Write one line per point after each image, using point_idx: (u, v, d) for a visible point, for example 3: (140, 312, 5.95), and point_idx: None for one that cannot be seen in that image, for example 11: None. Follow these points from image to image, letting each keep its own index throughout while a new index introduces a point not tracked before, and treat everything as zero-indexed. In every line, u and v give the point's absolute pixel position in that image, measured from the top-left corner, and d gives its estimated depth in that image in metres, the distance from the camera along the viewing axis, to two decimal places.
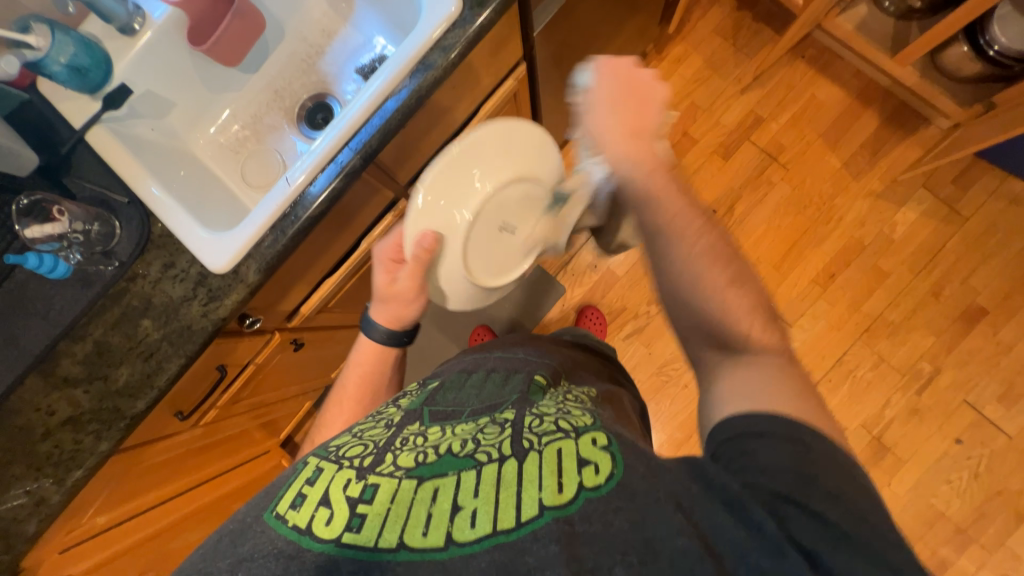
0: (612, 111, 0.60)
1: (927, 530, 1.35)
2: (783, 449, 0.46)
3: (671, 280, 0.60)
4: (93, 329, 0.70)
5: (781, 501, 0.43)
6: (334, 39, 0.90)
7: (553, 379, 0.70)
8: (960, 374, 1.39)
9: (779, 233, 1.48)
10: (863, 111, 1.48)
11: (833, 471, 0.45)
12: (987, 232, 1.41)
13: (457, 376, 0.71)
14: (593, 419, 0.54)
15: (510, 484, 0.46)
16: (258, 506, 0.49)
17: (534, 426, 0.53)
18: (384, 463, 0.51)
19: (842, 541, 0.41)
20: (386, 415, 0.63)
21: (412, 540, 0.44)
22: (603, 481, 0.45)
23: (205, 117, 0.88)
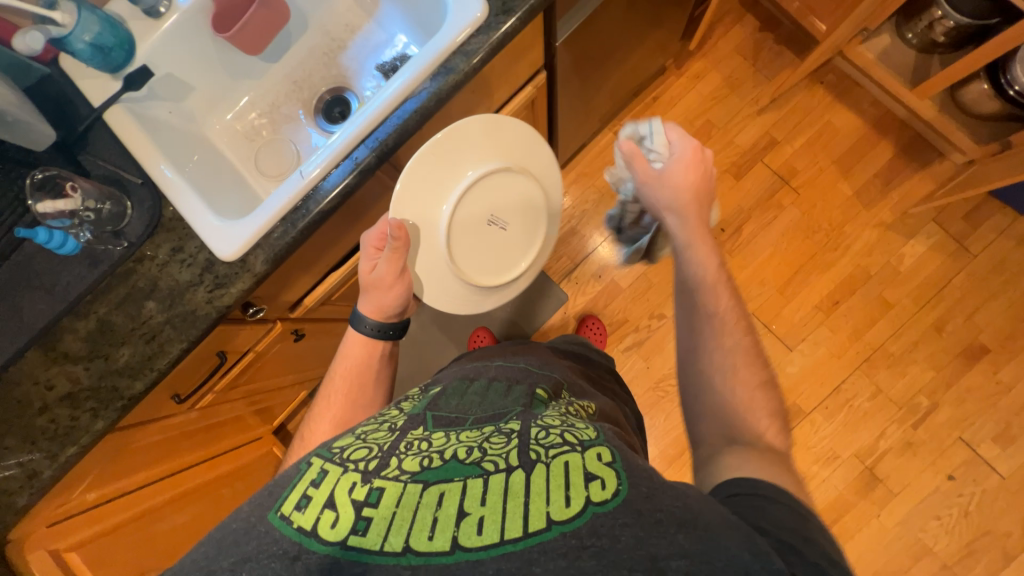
0: (682, 190, 0.73)
1: (913, 564, 1.34)
2: (785, 508, 0.48)
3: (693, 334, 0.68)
4: (98, 307, 0.71)
5: (786, 548, 0.44)
6: (356, 34, 0.90)
7: (554, 393, 0.70)
8: (957, 411, 1.39)
9: (786, 256, 1.48)
10: (879, 140, 1.48)
11: (824, 537, 0.46)
12: (994, 270, 1.41)
13: (460, 383, 0.71)
14: (597, 433, 0.55)
15: (517, 493, 0.46)
16: (262, 505, 0.48)
17: (541, 438, 0.53)
18: (389, 467, 0.51)
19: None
20: (389, 418, 0.62)
21: (417, 543, 0.43)
22: (609, 497, 0.45)
23: (223, 103, 0.88)
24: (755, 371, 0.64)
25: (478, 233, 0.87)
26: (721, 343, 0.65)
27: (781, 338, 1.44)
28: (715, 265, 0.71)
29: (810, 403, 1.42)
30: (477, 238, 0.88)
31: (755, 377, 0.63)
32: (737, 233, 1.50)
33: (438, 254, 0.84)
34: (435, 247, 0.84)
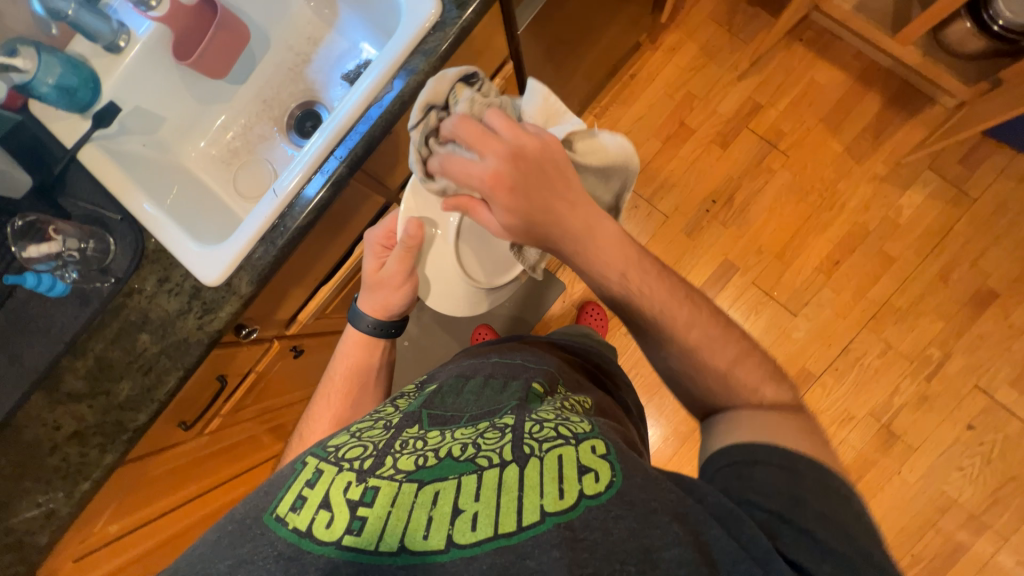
0: (528, 194, 0.59)
1: (940, 517, 1.33)
2: (778, 475, 0.48)
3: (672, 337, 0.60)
4: (94, 344, 0.72)
5: (774, 521, 0.45)
6: (319, 46, 0.90)
7: (550, 387, 0.70)
8: (970, 359, 1.36)
9: (781, 221, 1.45)
10: (865, 93, 1.45)
11: (821, 495, 0.46)
12: (996, 212, 1.38)
13: (456, 381, 0.71)
14: (592, 427, 0.54)
15: (511, 488, 0.46)
16: (257, 507, 0.49)
17: (534, 431, 0.53)
18: (384, 466, 0.51)
19: (830, 559, 0.42)
20: (384, 416, 0.63)
21: (413, 542, 0.44)
22: (603, 489, 0.46)
23: (196, 130, 0.89)
24: (694, 332, 0.59)
25: (481, 237, 0.89)
26: (654, 319, 0.60)
27: (783, 304, 1.43)
28: (612, 248, 0.61)
29: (820, 366, 1.40)
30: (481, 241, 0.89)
31: (703, 333, 0.59)
32: (729, 203, 1.48)
33: (447, 256, 0.85)
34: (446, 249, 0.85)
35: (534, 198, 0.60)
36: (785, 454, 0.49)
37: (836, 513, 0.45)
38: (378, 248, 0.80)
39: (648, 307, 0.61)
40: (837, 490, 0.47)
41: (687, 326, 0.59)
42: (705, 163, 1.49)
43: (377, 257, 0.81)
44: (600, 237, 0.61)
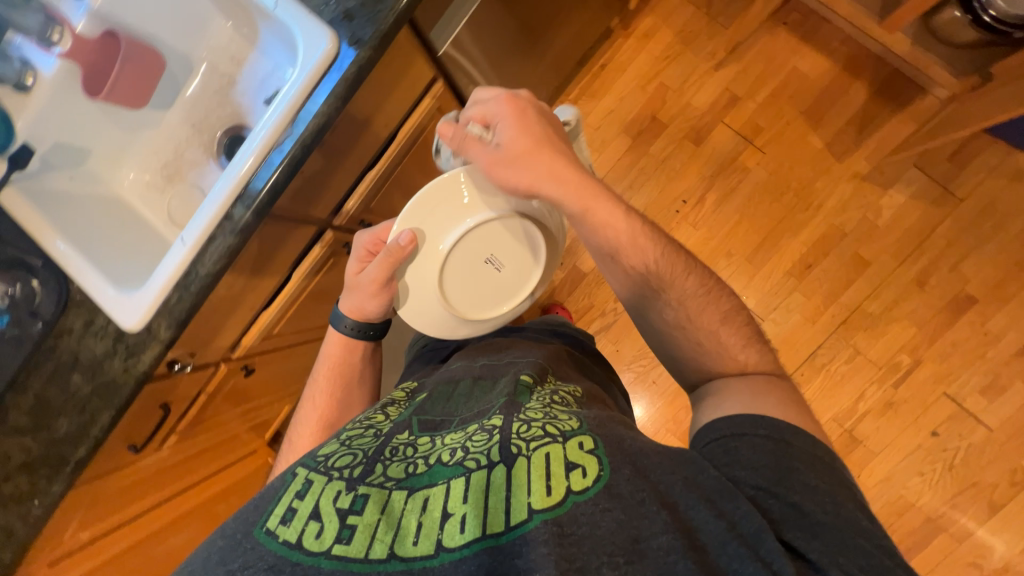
0: (535, 135, 0.65)
1: (896, 520, 1.35)
2: (766, 447, 0.52)
3: (661, 292, 0.68)
4: (33, 382, 0.75)
5: (762, 494, 0.49)
6: (243, 67, 0.86)
7: (539, 377, 0.71)
8: (941, 367, 1.33)
9: (753, 222, 1.40)
10: (852, 83, 1.35)
11: (810, 465, 0.51)
12: (983, 213, 1.30)
13: (445, 388, 0.73)
14: (580, 423, 0.55)
15: (499, 488, 0.49)
16: (247, 522, 0.51)
17: (522, 432, 0.54)
18: (374, 473, 0.54)
19: (815, 529, 0.46)
20: (374, 423, 0.65)
21: (406, 549, 0.47)
22: (590, 484, 0.48)
23: (126, 158, 0.88)
24: (692, 279, 0.68)
25: (470, 270, 0.79)
26: (655, 270, 0.67)
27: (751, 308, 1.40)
28: (613, 208, 0.67)
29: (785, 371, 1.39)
30: (468, 275, 0.79)
31: (698, 282, 0.68)
32: (701, 204, 1.42)
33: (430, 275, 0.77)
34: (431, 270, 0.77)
35: (542, 135, 0.65)
36: (769, 425, 0.54)
37: (822, 480, 0.50)
38: (365, 252, 0.78)
39: (647, 253, 0.67)
40: (820, 457, 0.52)
41: (685, 275, 0.68)
42: (676, 162, 1.43)
43: (362, 260, 0.79)
44: (602, 192, 0.67)
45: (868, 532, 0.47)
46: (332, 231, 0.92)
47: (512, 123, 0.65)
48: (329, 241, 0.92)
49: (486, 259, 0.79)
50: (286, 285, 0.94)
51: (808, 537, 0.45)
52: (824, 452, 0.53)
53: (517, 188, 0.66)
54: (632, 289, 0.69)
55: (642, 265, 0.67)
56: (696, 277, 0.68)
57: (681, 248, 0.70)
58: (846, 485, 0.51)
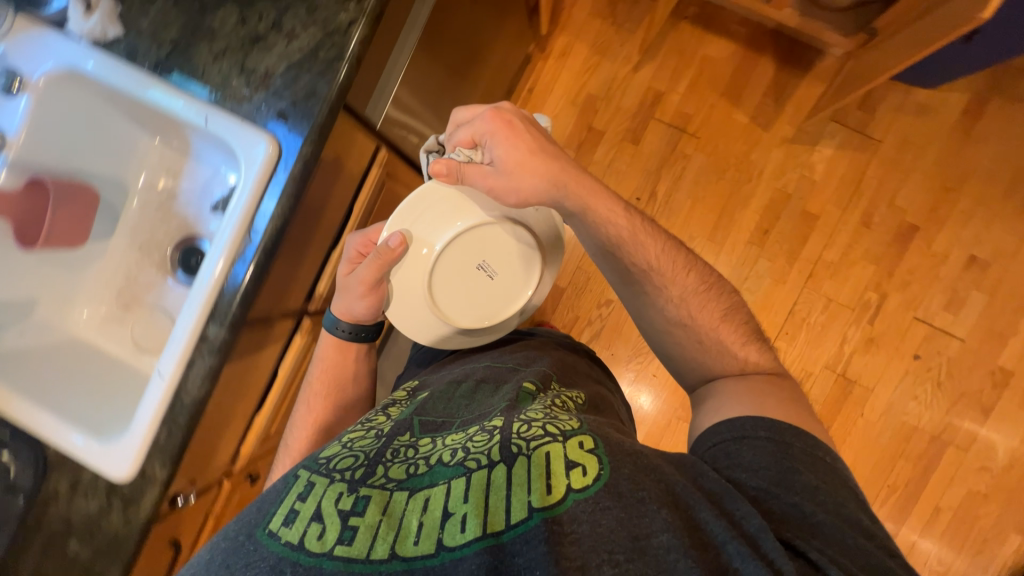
0: (526, 143, 0.68)
1: (906, 445, 1.42)
2: (764, 449, 0.56)
3: (663, 287, 0.71)
4: (25, 562, 0.69)
5: (764, 495, 0.53)
6: (181, 178, 0.84)
7: (542, 385, 0.72)
8: (906, 295, 1.42)
9: (706, 203, 1.47)
10: (758, 58, 1.45)
11: (808, 466, 0.55)
12: (901, 148, 1.41)
13: (447, 390, 0.73)
14: (579, 424, 0.57)
15: (500, 487, 0.50)
16: (249, 523, 0.51)
17: (522, 431, 0.56)
18: (375, 475, 0.54)
19: (817, 530, 0.50)
20: (376, 424, 0.65)
21: (407, 549, 0.48)
22: (591, 482, 0.49)
23: (76, 297, 0.84)
24: (692, 277, 0.72)
25: (458, 271, 0.82)
26: (654, 266, 0.70)
27: None
28: (613, 211, 0.71)
29: (771, 334, 1.45)
30: (455, 279, 0.82)
31: (698, 278, 0.72)
32: (654, 197, 1.48)
33: (421, 273, 0.80)
34: (423, 268, 0.79)
35: (532, 144, 0.69)
36: (769, 427, 0.58)
37: (821, 480, 0.54)
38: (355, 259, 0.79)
39: (648, 249, 0.71)
40: (819, 457, 0.57)
41: (685, 272, 0.71)
42: (621, 164, 1.49)
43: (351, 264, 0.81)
44: (600, 195, 0.71)
45: (867, 530, 0.51)
46: (309, 318, 0.90)
47: (501, 136, 0.68)
48: (308, 328, 0.90)
49: (476, 263, 0.82)
50: (273, 383, 0.90)
51: (810, 536, 0.50)
52: (823, 454, 0.57)
53: (517, 194, 0.70)
54: (633, 287, 0.73)
55: (643, 262, 0.70)
56: (695, 274, 0.72)
57: (681, 248, 0.73)
58: (844, 484, 0.56)
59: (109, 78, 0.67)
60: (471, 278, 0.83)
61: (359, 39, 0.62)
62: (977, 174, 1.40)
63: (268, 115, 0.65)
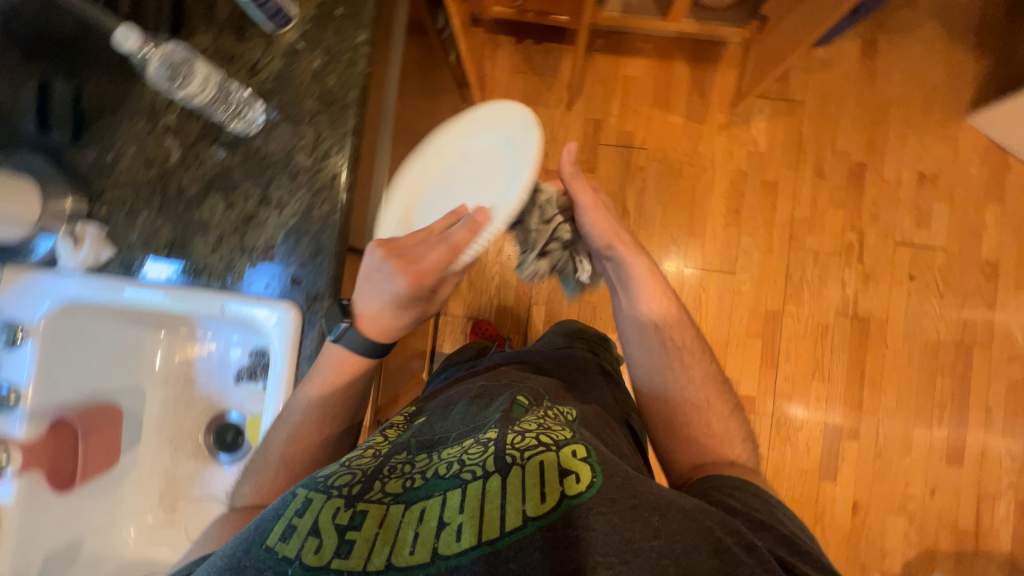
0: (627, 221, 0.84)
1: (936, 359, 1.51)
2: (750, 496, 0.63)
3: (678, 363, 0.80)
4: None
5: (755, 524, 0.58)
6: (195, 360, 0.82)
7: (535, 399, 0.73)
8: (880, 226, 1.51)
9: (675, 203, 1.54)
10: (672, 64, 1.56)
11: (786, 518, 0.62)
12: (824, 101, 1.53)
13: (445, 407, 0.75)
14: (572, 435, 0.61)
15: (494, 497, 0.53)
16: (250, 540, 0.54)
17: (516, 442, 0.58)
18: (373, 490, 0.57)
19: (806, 558, 0.55)
20: (374, 443, 0.67)
21: (402, 559, 0.50)
22: (582, 489, 0.53)
23: (119, 517, 0.79)
24: (703, 370, 0.81)
25: None
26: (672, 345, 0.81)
27: (720, 269, 1.53)
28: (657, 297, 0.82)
29: (778, 302, 1.52)
30: None
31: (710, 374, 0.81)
32: (628, 214, 1.55)
33: None
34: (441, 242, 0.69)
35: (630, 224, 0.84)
36: (752, 486, 0.65)
37: (796, 530, 0.61)
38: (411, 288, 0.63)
39: (672, 331, 0.81)
40: (795, 520, 0.63)
41: (701, 361, 0.81)
42: None
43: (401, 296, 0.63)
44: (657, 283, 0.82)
45: None
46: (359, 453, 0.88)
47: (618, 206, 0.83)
48: None
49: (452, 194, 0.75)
50: None
51: (797, 560, 0.54)
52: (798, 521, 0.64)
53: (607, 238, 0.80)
54: (654, 354, 0.81)
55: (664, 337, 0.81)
56: (706, 370, 0.81)
57: (699, 347, 0.82)
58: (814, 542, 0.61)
59: (114, 298, 0.67)
60: None
61: (347, 185, 0.65)
62: (894, 102, 1.53)
63: (281, 284, 0.66)
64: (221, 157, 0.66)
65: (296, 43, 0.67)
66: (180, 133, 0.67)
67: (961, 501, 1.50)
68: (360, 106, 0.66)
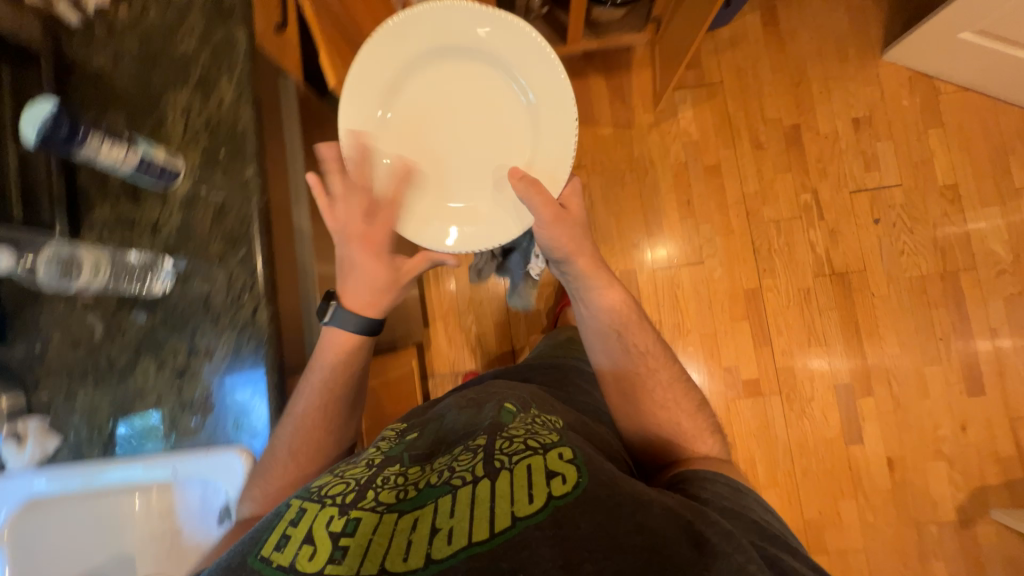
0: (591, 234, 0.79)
1: (927, 294, 1.49)
2: (724, 484, 0.66)
3: (634, 360, 0.80)
4: None
5: (729, 513, 0.61)
6: (175, 512, 0.74)
7: (523, 404, 0.72)
8: (832, 180, 1.51)
9: (627, 210, 1.55)
10: (587, 79, 1.56)
11: (758, 504, 0.65)
12: (743, 75, 1.54)
13: (436, 419, 0.74)
14: (558, 437, 0.61)
15: (483, 500, 0.52)
16: (238, 553, 0.51)
17: (504, 445, 0.58)
18: (365, 499, 0.55)
19: (775, 541, 0.58)
20: (367, 455, 0.66)
21: (395, 566, 0.48)
22: (571, 488, 0.53)
23: None
24: (663, 370, 0.81)
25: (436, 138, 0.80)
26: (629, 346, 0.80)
27: (688, 263, 1.53)
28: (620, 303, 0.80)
29: (753, 279, 1.51)
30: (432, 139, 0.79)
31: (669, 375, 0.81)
32: None
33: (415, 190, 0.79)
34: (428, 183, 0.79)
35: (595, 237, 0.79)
36: (725, 475, 0.68)
37: (767, 515, 0.64)
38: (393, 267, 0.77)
39: (629, 333, 0.80)
40: (766, 506, 0.66)
41: (665, 362, 0.81)
42: None
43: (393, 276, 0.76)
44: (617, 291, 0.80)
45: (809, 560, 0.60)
46: None
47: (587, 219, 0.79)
48: None
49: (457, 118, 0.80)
50: None
51: (769, 544, 0.57)
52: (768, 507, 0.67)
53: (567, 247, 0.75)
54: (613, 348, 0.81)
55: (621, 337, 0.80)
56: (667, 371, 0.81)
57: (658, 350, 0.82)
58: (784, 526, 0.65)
59: (79, 484, 0.66)
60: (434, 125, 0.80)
61: (269, 318, 0.66)
62: (810, 58, 1.54)
63: (232, 432, 0.68)
64: (142, 321, 0.67)
65: (191, 189, 0.67)
66: (98, 308, 0.68)
67: (995, 429, 1.45)
68: (265, 236, 0.67)
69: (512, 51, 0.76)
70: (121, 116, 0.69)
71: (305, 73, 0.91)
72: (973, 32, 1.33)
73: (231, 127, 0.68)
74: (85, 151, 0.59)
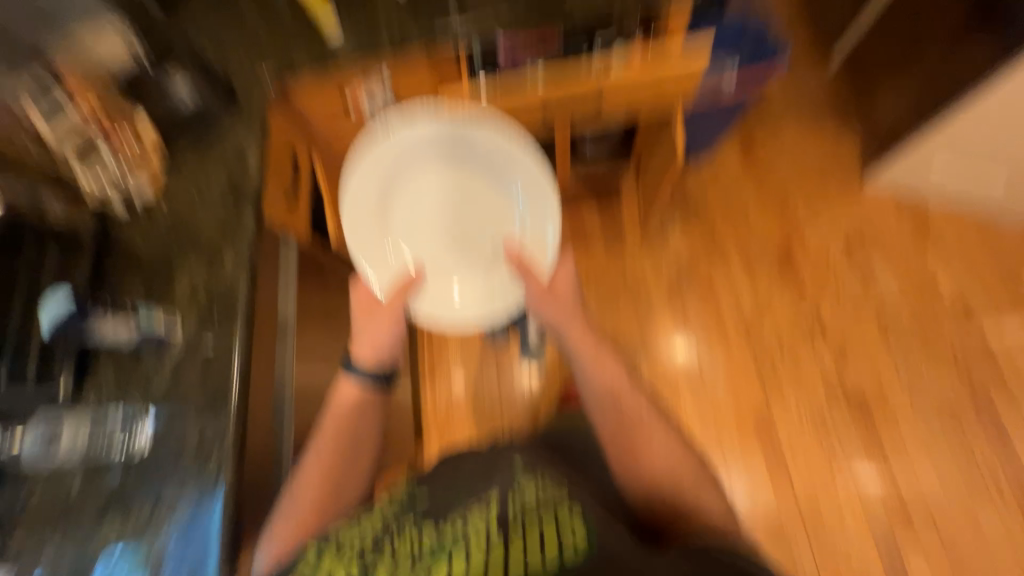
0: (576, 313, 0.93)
1: (959, 420, 1.37)
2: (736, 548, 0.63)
3: (626, 415, 0.84)
4: None
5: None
6: None
7: (531, 457, 0.77)
8: (831, 298, 1.49)
9: (623, 328, 1.54)
10: (578, 205, 1.66)
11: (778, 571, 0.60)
12: (727, 201, 1.62)
13: (450, 470, 0.80)
14: (567, 495, 0.66)
15: (498, 556, 0.59)
16: None
17: (516, 504, 0.65)
18: (387, 554, 0.62)
19: None
20: (386, 506, 0.73)
21: None
22: (580, 550, 0.58)
23: None
24: (664, 429, 0.82)
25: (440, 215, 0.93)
26: (621, 404, 0.85)
27: (690, 383, 1.48)
28: (609, 368, 0.89)
29: (762, 401, 1.44)
30: (438, 216, 0.93)
31: (670, 433, 0.82)
32: None
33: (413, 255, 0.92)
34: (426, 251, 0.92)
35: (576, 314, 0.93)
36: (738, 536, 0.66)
37: None
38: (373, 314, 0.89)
39: (621, 389, 0.87)
40: None
41: (666, 422, 0.84)
42: None
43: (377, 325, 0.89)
44: (604, 356, 0.90)
45: None
46: None
47: (569, 299, 0.93)
48: None
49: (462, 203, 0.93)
50: None
51: None
52: None
53: (551, 322, 0.91)
54: (606, 402, 0.86)
55: (609, 397, 0.86)
56: (666, 433, 0.82)
57: (655, 408, 0.85)
58: None
59: None
60: (440, 206, 0.93)
61: (231, 480, 0.71)
62: (791, 184, 1.62)
63: None
64: (115, 479, 0.72)
65: (184, 353, 0.77)
66: (77, 467, 0.72)
67: None
68: (240, 399, 0.75)
69: (519, 166, 0.88)
70: (138, 288, 0.80)
71: (304, 229, 1.02)
72: (948, 154, 1.40)
73: (227, 301, 0.79)
74: (93, 327, 0.74)
